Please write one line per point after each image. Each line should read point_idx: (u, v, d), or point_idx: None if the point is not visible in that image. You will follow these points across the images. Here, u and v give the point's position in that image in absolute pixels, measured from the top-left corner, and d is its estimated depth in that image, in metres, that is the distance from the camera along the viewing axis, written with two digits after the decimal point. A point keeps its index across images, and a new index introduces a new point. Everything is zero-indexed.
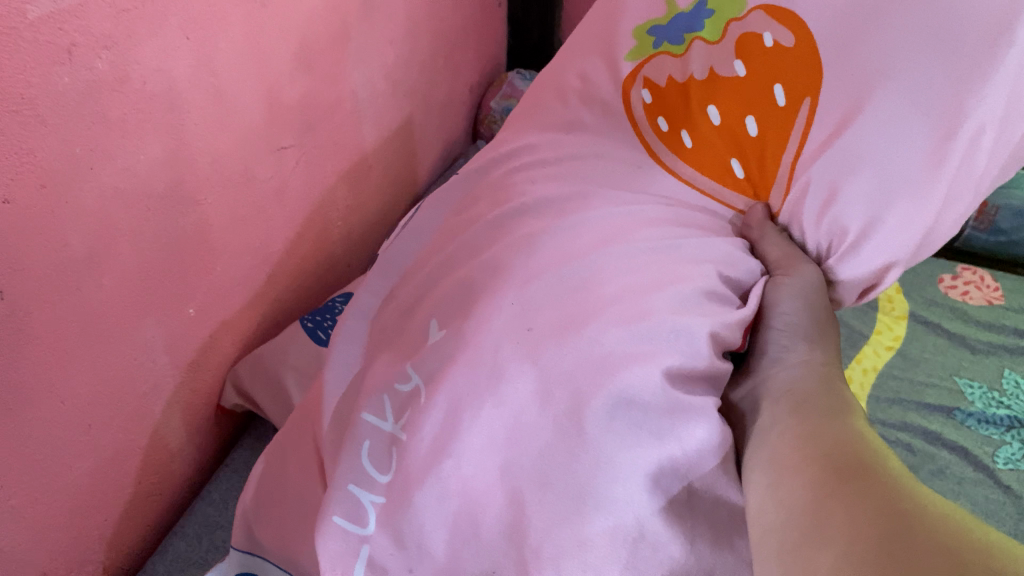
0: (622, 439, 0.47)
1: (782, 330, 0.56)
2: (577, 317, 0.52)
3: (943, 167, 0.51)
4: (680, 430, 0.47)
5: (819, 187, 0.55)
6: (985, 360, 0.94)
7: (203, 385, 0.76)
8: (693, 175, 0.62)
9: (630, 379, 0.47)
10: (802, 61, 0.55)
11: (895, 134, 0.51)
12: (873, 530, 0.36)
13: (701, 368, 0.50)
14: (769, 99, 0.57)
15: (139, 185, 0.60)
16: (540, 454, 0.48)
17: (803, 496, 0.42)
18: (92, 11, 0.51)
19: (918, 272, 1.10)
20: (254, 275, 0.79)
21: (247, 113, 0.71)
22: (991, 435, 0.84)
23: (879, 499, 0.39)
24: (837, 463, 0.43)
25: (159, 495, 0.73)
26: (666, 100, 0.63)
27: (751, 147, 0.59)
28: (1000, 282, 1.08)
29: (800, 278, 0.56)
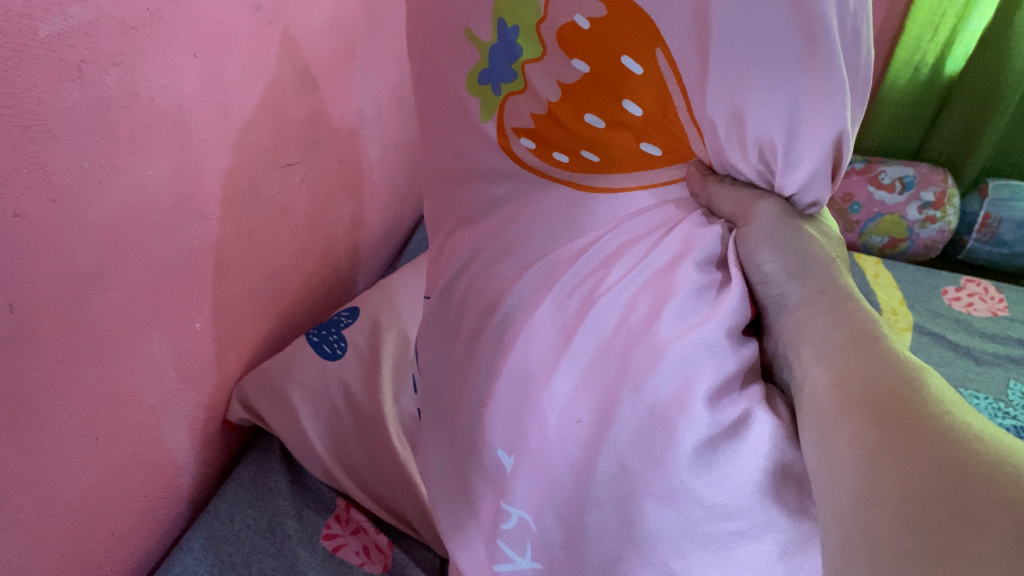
0: (707, 481, 0.42)
1: (772, 279, 0.48)
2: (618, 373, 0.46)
3: (825, 37, 0.39)
4: (743, 444, 0.42)
5: (721, 113, 0.43)
6: (990, 371, 0.94)
7: (209, 400, 0.76)
8: (624, 181, 0.50)
9: (679, 432, 0.43)
10: (623, 23, 0.43)
11: (759, 31, 0.39)
12: (930, 491, 0.29)
13: (735, 369, 0.45)
14: (626, 68, 0.44)
15: (147, 200, 0.60)
16: (633, 507, 0.45)
17: (847, 455, 0.34)
18: (102, 29, 0.52)
19: (921, 285, 1.09)
20: (259, 291, 0.80)
21: (253, 129, 0.71)
22: None
23: (927, 450, 0.31)
24: (878, 412, 0.35)
25: (166, 509, 0.73)
26: (546, 136, 0.50)
27: (649, 125, 0.47)
28: (1003, 294, 1.09)
29: (762, 222, 0.48)
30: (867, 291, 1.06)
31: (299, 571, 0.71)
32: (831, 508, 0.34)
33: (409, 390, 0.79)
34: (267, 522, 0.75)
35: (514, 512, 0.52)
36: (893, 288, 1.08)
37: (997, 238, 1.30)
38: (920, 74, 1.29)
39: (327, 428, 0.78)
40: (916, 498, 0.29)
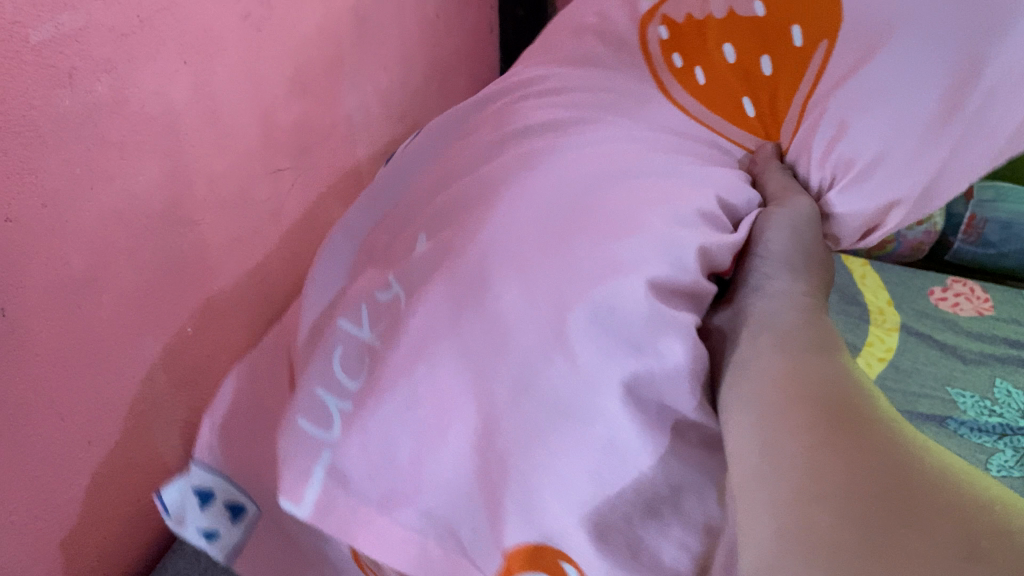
0: (605, 354, 0.43)
1: (767, 258, 0.50)
2: (575, 222, 0.48)
3: (939, 134, 0.48)
4: (659, 344, 0.44)
5: (828, 120, 0.51)
6: (976, 370, 0.95)
7: (202, 404, 0.76)
8: (700, 112, 0.58)
9: (619, 287, 0.44)
10: (819, 5, 0.52)
11: (908, 78, 0.48)
12: (872, 488, 0.30)
13: (686, 284, 0.47)
14: (790, 31, 0.53)
15: (137, 205, 0.61)
16: (507, 374, 0.45)
17: (794, 443, 0.35)
18: (93, 36, 0.53)
19: (908, 286, 1.10)
20: (250, 296, 0.80)
21: (243, 135, 0.72)
22: (985, 443, 0.85)
23: (879, 455, 0.32)
24: (830, 409, 0.36)
25: (158, 514, 0.74)
26: (682, 38, 0.59)
27: (762, 87, 0.55)
28: (989, 293, 1.10)
29: (794, 208, 0.52)
30: (852, 292, 1.07)
31: None
32: (766, 493, 0.33)
33: None
34: None
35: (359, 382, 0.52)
36: (880, 289, 1.09)
37: (982, 238, 1.32)
38: None
39: None
40: (863, 495, 0.30)
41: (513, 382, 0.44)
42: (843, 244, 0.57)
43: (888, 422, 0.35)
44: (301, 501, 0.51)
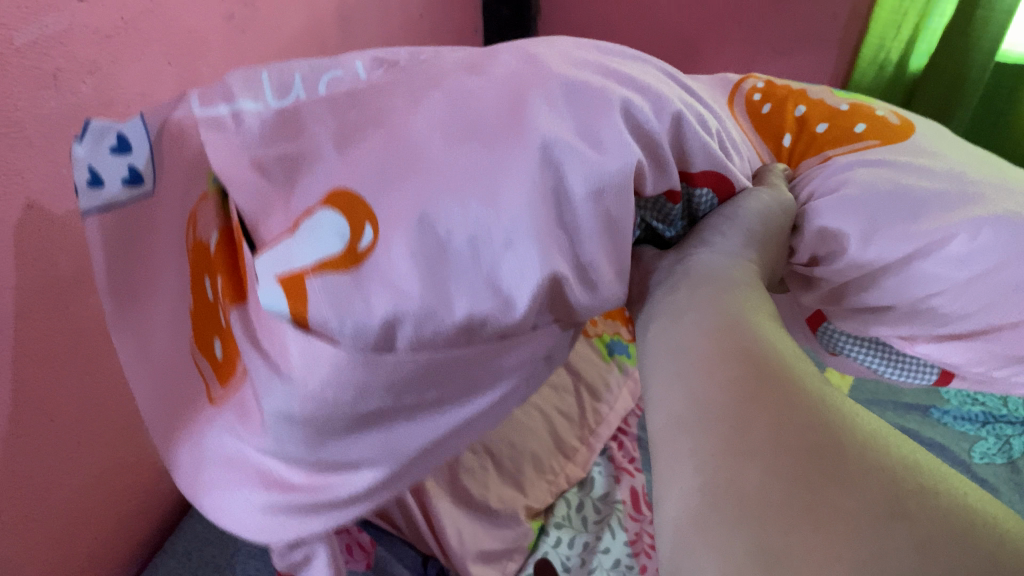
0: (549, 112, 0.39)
1: (729, 220, 0.49)
2: (572, 63, 0.43)
3: (894, 217, 0.52)
4: (598, 143, 0.38)
5: (841, 159, 0.57)
6: None
7: None
8: (747, 124, 0.61)
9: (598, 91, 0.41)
10: (887, 127, 0.62)
11: (911, 176, 0.54)
12: (800, 444, 0.29)
13: (655, 130, 0.42)
14: (857, 123, 0.62)
15: None
16: (453, 91, 0.40)
17: (719, 395, 0.33)
18: (77, 38, 0.53)
19: None
20: None
21: None
22: (968, 430, 0.87)
23: (804, 410, 0.31)
24: (753, 362, 0.35)
25: (149, 514, 0.74)
26: (773, 90, 0.64)
27: (808, 138, 0.61)
28: None
29: (778, 195, 0.52)
30: None
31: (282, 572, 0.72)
32: (688, 445, 0.32)
33: None
34: None
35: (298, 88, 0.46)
36: None
37: None
38: (885, 72, 1.32)
39: None
40: (788, 452, 0.29)
41: (462, 128, 0.38)
42: (790, 263, 0.55)
43: (811, 376, 0.34)
44: (207, 107, 0.43)
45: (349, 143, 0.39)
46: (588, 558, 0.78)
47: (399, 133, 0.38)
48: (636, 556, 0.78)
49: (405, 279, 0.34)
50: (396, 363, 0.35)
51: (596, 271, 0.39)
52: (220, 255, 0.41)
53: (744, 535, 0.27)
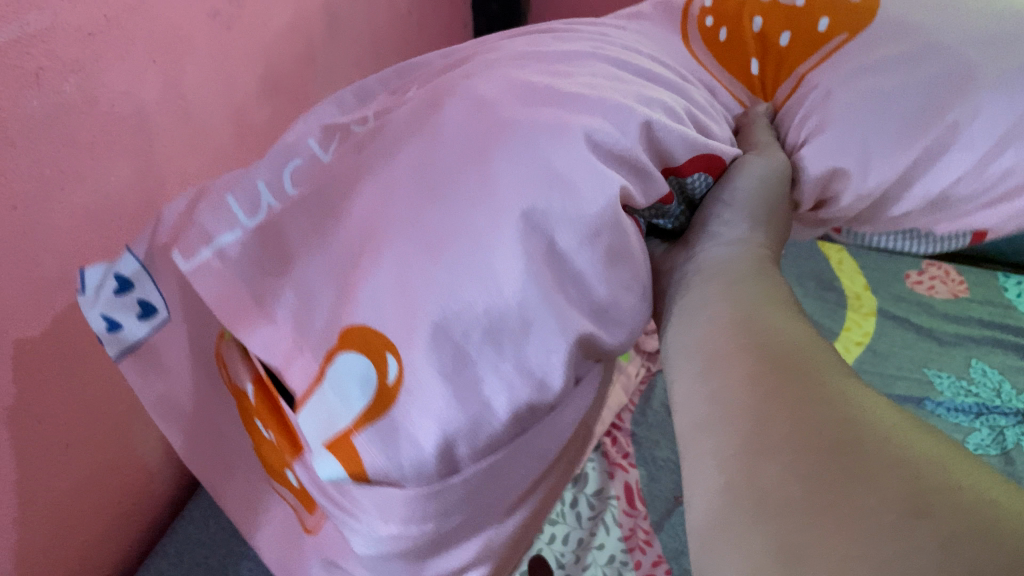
0: (516, 168, 0.40)
1: (729, 204, 0.51)
2: (534, 101, 0.44)
3: (897, 150, 0.50)
4: (569, 181, 0.40)
5: (818, 87, 0.54)
6: (952, 352, 0.97)
7: None
8: (707, 61, 0.59)
9: (561, 126, 0.42)
10: (859, 15, 0.55)
11: (890, 89, 0.51)
12: (817, 438, 0.30)
13: (621, 145, 0.42)
14: (818, 17, 0.56)
15: (109, 206, 0.61)
16: (422, 172, 0.43)
17: (739, 393, 0.35)
18: (59, 36, 0.53)
19: (884, 270, 1.11)
20: None
21: (215, 134, 0.72)
22: (962, 422, 0.86)
23: (823, 403, 0.32)
24: (772, 359, 0.36)
25: (139, 516, 0.73)
26: (721, 5, 0.60)
27: (774, 55, 0.58)
28: (964, 276, 1.11)
29: (768, 159, 0.52)
30: (829, 278, 1.08)
31: None
32: (711, 447, 0.33)
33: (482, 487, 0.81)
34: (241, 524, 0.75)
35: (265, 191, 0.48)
36: (857, 274, 1.10)
37: None
38: None
39: None
40: (812, 451, 0.29)
41: (441, 208, 0.41)
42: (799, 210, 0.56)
43: (831, 367, 0.35)
44: (192, 258, 0.45)
45: (346, 268, 0.42)
46: (582, 554, 0.78)
47: (393, 241, 0.41)
48: (630, 551, 0.77)
49: (445, 402, 0.37)
50: (465, 480, 0.38)
51: (613, 308, 0.41)
52: (262, 406, 0.45)
53: (760, 534, 0.28)
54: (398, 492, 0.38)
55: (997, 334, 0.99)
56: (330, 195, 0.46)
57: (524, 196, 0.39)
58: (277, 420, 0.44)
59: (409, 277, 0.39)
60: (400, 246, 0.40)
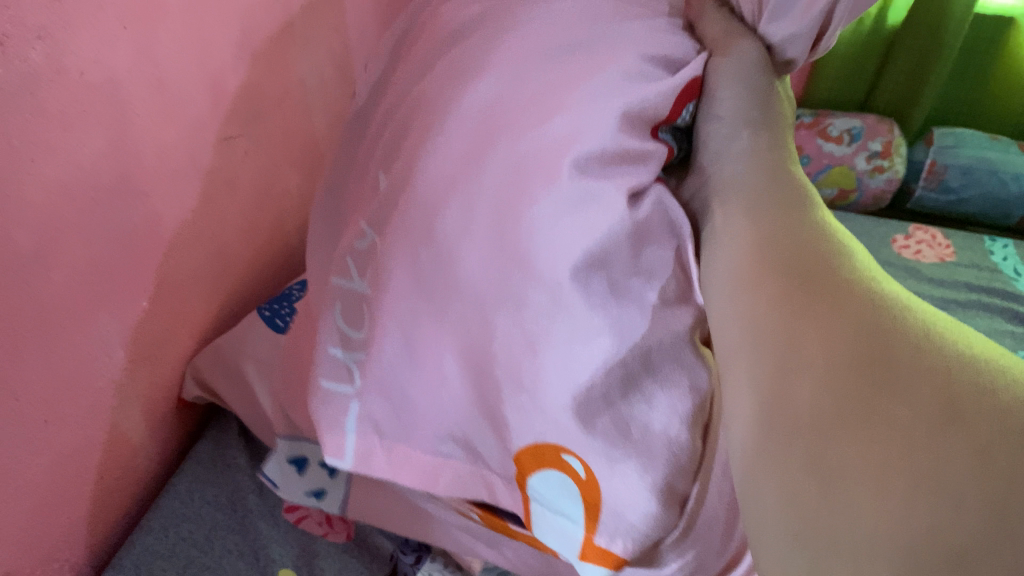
0: (550, 237, 0.50)
1: (726, 113, 0.58)
2: (516, 161, 0.52)
3: None
4: (590, 210, 0.50)
5: None
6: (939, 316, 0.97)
7: (161, 379, 0.74)
8: None
9: (568, 165, 0.50)
10: None
11: None
12: (847, 349, 0.33)
13: (610, 148, 0.52)
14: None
15: (83, 177, 0.59)
16: (490, 279, 0.51)
17: (771, 314, 0.38)
18: (25, 2, 0.51)
19: (871, 235, 1.11)
20: (209, 271, 0.78)
21: (192, 104, 0.70)
22: None
23: (848, 312, 0.35)
24: (801, 276, 0.39)
25: (123, 491, 0.72)
26: None
27: None
28: (951, 240, 1.11)
29: (738, 60, 0.60)
30: None
31: (262, 544, 0.72)
32: (747, 375, 0.37)
33: None
34: (227, 498, 0.74)
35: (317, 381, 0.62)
36: None
37: (942, 184, 1.33)
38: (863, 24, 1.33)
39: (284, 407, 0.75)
40: (841, 364, 0.32)
41: (500, 293, 0.51)
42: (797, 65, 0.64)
43: (858, 275, 0.38)
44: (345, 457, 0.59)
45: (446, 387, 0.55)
46: None
47: (487, 348, 0.52)
48: None
49: (635, 487, 0.48)
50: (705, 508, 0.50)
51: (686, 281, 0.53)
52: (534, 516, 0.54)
53: (796, 458, 0.31)
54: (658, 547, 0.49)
55: (983, 298, 0.99)
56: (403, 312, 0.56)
57: (570, 264, 0.49)
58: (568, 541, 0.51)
59: (534, 360, 0.50)
60: (500, 321, 0.51)
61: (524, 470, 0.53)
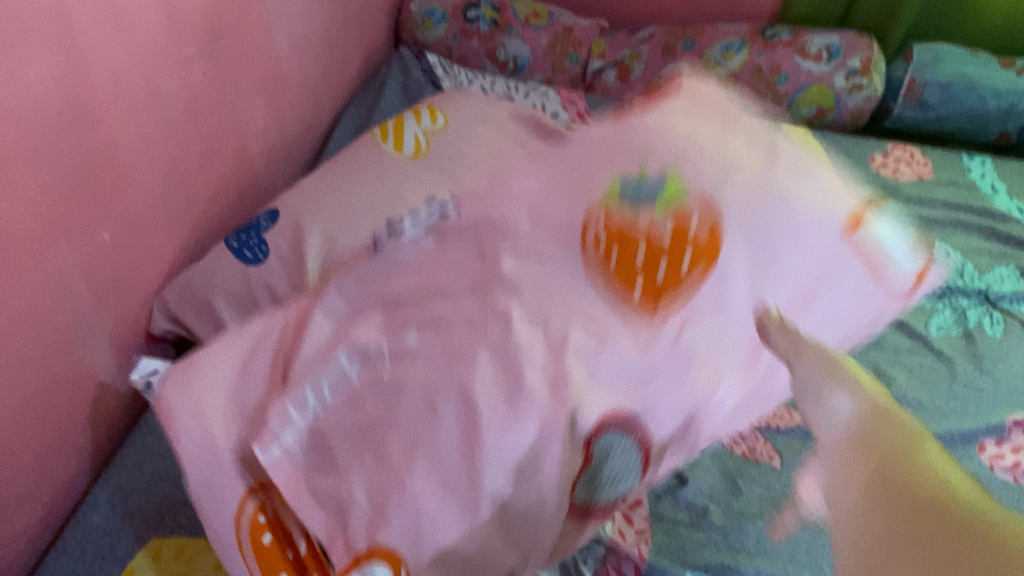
0: (609, 383, 0.54)
1: None
2: (644, 329, 0.56)
3: None
4: (644, 394, 0.55)
5: None
6: (918, 233, 0.96)
7: (128, 313, 0.70)
8: None
9: (662, 361, 0.56)
10: None
11: None
12: (887, 495, 0.35)
13: None
14: (656, 264, 0.58)
15: (32, 102, 0.55)
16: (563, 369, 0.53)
17: (840, 466, 0.39)
18: None
19: (851, 153, 1.10)
20: (175, 202, 0.74)
21: (144, 23, 0.65)
22: (925, 305, 0.87)
23: (903, 475, 0.36)
24: (871, 444, 0.39)
25: (93, 429, 0.69)
26: None
27: None
28: (928, 157, 1.10)
29: None
30: None
31: None
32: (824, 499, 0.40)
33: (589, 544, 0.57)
34: None
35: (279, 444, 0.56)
36: (822, 158, 1.09)
37: (921, 102, 1.31)
38: None
39: None
40: (882, 502, 0.35)
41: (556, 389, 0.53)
42: None
43: (930, 455, 0.37)
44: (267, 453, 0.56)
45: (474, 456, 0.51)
46: None
47: (547, 435, 0.52)
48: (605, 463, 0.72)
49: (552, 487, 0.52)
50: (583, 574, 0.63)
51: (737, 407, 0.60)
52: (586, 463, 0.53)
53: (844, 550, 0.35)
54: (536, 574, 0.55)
55: (960, 216, 1.00)
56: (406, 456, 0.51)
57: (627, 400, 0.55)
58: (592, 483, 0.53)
59: (632, 408, 0.55)
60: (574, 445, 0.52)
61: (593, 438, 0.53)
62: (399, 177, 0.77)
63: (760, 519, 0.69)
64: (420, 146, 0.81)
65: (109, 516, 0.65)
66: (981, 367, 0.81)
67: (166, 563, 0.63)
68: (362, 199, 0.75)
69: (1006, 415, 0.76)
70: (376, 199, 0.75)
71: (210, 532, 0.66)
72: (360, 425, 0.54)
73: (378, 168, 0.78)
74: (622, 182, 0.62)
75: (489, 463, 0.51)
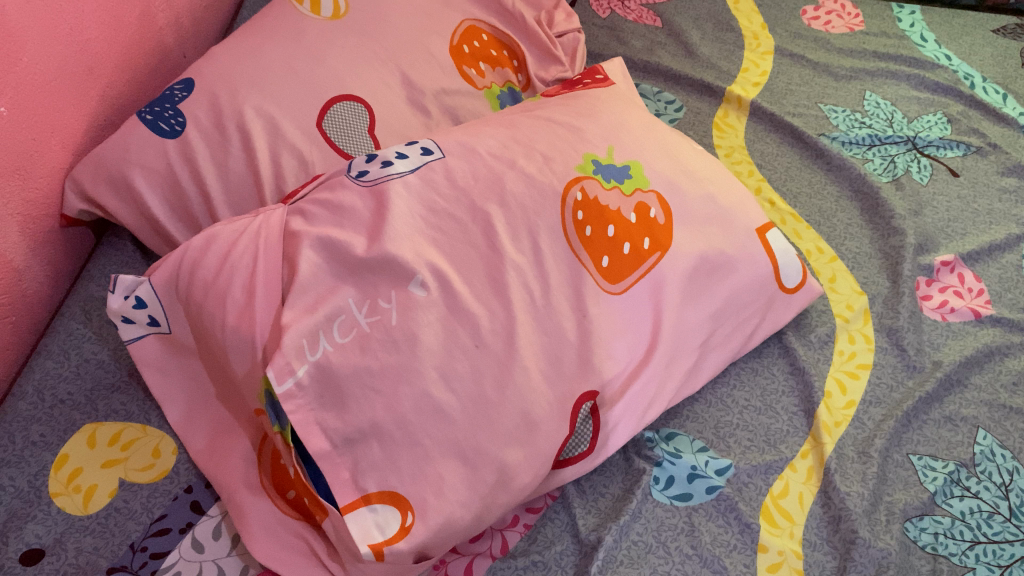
0: (614, 321, 0.59)
1: None
2: (630, 316, 0.60)
3: None
4: (643, 350, 0.61)
5: None
6: (848, 86, 0.97)
7: (36, 195, 0.65)
8: None
9: (637, 323, 0.61)
10: None
11: None
12: None
13: None
14: (622, 242, 0.61)
15: None
16: (554, 354, 0.57)
17: None
18: None
19: (781, 7, 1.08)
20: (76, 73, 0.67)
21: None
22: (857, 154, 0.88)
23: None
24: None
25: (12, 317, 0.65)
26: None
27: None
28: (859, 9, 1.10)
29: None
30: (726, 19, 1.06)
31: None
32: None
33: (586, 408, 0.58)
34: None
35: (244, 350, 0.54)
36: (754, 13, 1.07)
37: None
38: None
39: (184, 223, 0.68)
40: None
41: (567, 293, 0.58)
42: None
43: None
44: (283, 382, 0.51)
45: (451, 387, 0.53)
46: (617, 514, 0.59)
47: (506, 330, 0.55)
48: None
49: (652, 390, 0.61)
50: (651, 438, 0.64)
51: (711, 369, 0.66)
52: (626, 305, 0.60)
53: None
54: (598, 452, 0.60)
55: (889, 66, 1.00)
56: (345, 348, 0.52)
57: (632, 425, 0.60)
58: (628, 315, 0.60)
59: (625, 330, 0.60)
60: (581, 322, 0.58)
61: (580, 404, 0.57)
62: (320, 38, 0.72)
63: (778, 460, 0.63)
64: (339, 8, 0.75)
65: (39, 403, 0.63)
66: (910, 210, 0.82)
67: (102, 449, 0.62)
68: (284, 63, 0.70)
69: (932, 256, 0.79)
70: (299, 63, 0.70)
71: (146, 414, 0.64)
72: (328, 372, 0.52)
73: (298, 28, 0.72)
74: (596, 161, 0.64)
75: (615, 436, 0.60)
